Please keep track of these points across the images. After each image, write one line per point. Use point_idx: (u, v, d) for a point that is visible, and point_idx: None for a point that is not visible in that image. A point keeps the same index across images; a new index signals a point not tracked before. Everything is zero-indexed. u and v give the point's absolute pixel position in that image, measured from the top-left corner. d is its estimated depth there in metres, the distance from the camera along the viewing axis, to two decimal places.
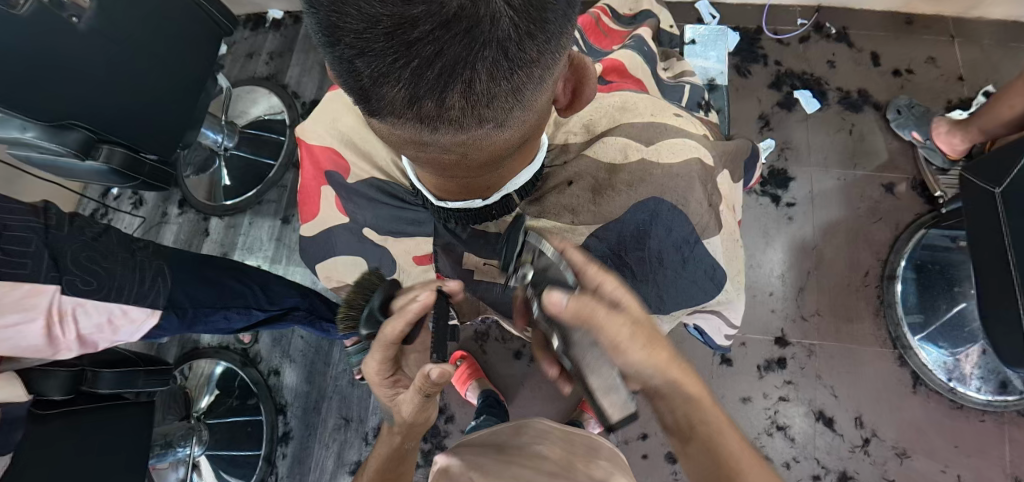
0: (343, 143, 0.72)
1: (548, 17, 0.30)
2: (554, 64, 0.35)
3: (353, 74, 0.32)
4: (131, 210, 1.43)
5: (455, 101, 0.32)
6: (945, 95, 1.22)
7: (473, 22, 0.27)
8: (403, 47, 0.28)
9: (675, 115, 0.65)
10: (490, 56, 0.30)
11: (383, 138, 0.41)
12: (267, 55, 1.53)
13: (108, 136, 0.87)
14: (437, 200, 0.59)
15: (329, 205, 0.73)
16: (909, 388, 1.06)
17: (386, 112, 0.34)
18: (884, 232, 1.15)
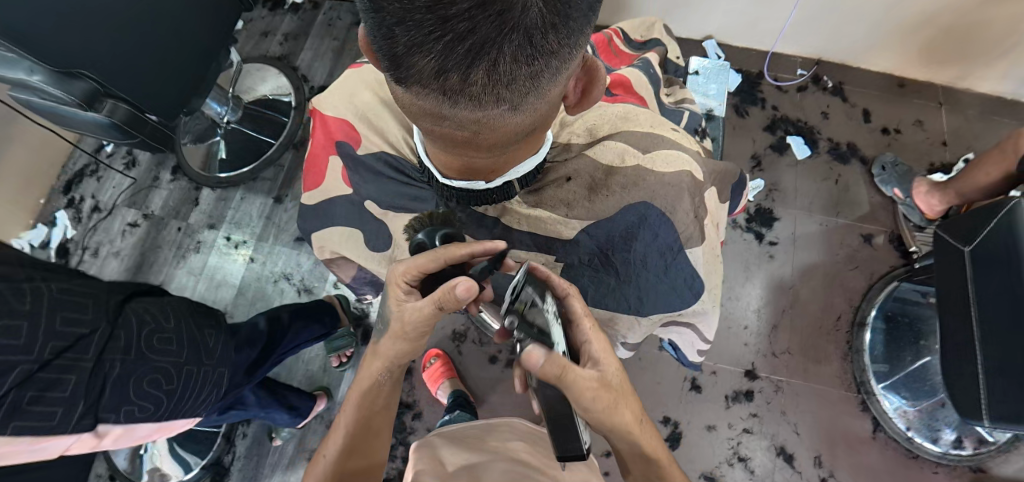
0: (357, 117, 0.73)
1: (572, 13, 0.33)
2: (572, 59, 0.38)
3: (387, 40, 0.34)
4: (123, 170, 1.41)
5: (478, 77, 0.34)
6: (928, 157, 1.28)
7: (506, 6, 0.30)
8: (440, 21, 0.31)
9: (672, 130, 0.68)
10: (517, 41, 0.32)
11: (403, 108, 0.43)
12: (282, 36, 1.54)
13: (113, 91, 0.89)
14: (443, 178, 0.61)
15: (335, 176, 0.74)
16: (869, 433, 1.10)
17: (413, 81, 0.36)
18: (859, 280, 1.20)
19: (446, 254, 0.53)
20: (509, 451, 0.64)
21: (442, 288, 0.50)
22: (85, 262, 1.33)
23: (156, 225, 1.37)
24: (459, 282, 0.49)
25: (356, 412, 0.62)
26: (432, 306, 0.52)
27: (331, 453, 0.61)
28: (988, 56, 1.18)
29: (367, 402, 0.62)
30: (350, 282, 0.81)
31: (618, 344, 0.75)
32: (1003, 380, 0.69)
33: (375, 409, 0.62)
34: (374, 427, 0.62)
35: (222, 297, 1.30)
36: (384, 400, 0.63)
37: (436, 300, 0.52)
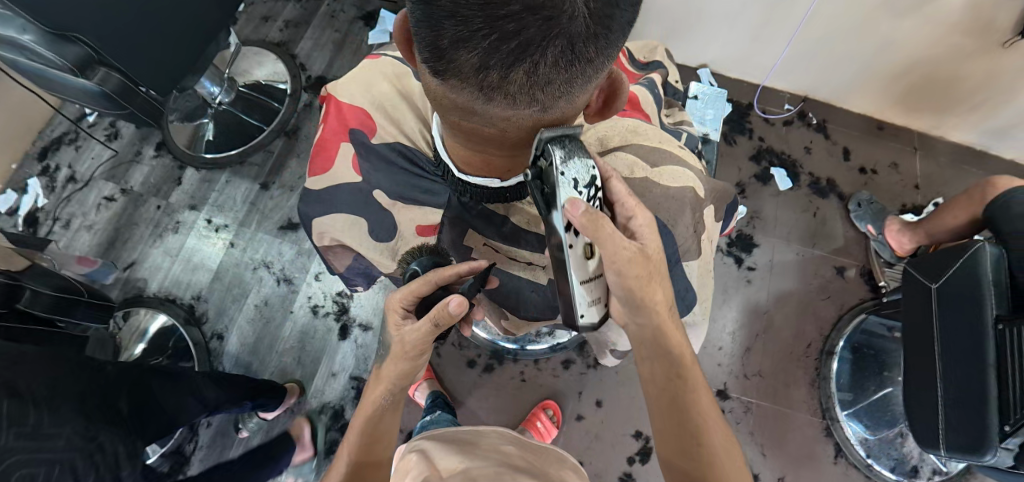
0: (373, 106, 0.73)
1: (610, 25, 0.35)
2: (602, 69, 0.40)
3: (432, 31, 0.35)
4: (104, 141, 1.37)
5: (518, 77, 0.36)
6: (901, 198, 1.35)
7: (555, 12, 0.32)
8: (491, 20, 0.32)
9: (678, 147, 0.71)
10: (559, 46, 0.34)
11: (433, 100, 0.44)
12: (282, 22, 1.53)
13: (108, 60, 0.87)
14: (458, 172, 0.63)
15: (345, 162, 0.73)
16: (831, 458, 1.14)
17: (451, 75, 0.37)
18: (830, 309, 1.25)
19: (436, 276, 0.56)
20: (504, 457, 0.59)
21: (436, 305, 0.53)
22: (54, 233, 1.28)
23: (134, 201, 1.33)
24: (451, 298, 0.52)
25: (359, 436, 0.59)
26: (429, 324, 0.55)
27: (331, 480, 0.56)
28: (960, 108, 1.26)
29: (370, 424, 0.59)
30: (343, 272, 0.79)
31: (608, 350, 0.82)
32: (960, 410, 0.74)
33: (380, 432, 0.59)
34: (377, 452, 0.58)
35: (197, 281, 1.26)
36: (388, 423, 0.60)
37: (431, 319, 0.54)
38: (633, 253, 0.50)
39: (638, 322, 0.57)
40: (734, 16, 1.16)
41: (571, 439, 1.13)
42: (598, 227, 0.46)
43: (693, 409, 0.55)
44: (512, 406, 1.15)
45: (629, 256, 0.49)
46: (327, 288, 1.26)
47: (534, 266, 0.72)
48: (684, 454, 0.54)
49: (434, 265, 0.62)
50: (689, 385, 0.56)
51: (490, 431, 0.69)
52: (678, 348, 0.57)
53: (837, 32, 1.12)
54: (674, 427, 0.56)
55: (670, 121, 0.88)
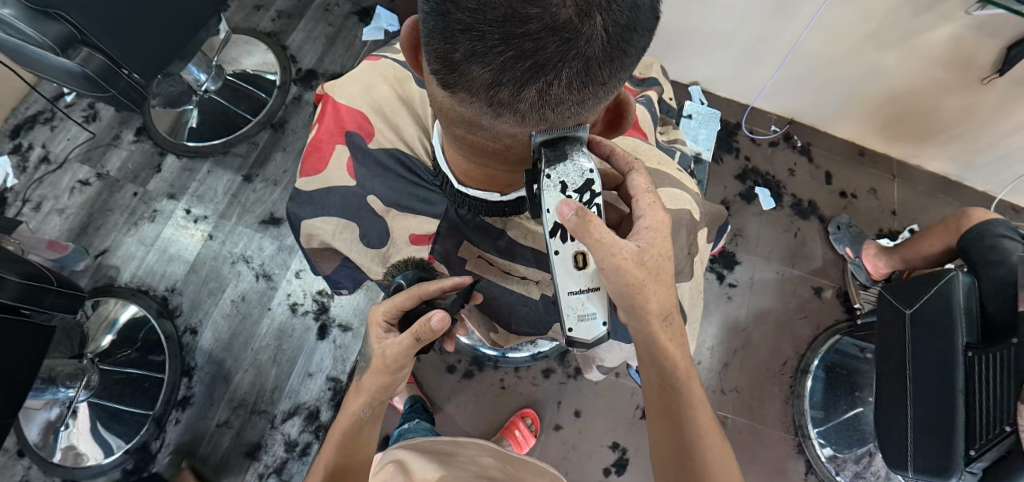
0: (371, 110, 0.73)
1: (625, 50, 0.35)
2: (613, 91, 0.40)
3: (446, 43, 0.35)
4: (81, 123, 1.32)
5: (529, 95, 0.36)
6: (878, 224, 1.39)
7: (573, 35, 0.32)
8: (508, 38, 0.32)
9: (674, 169, 0.73)
10: (575, 68, 0.34)
11: (439, 110, 0.44)
12: (275, 12, 1.50)
13: (93, 41, 0.85)
14: (458, 185, 0.64)
15: (339, 165, 0.72)
16: (802, 474, 1.16)
17: (462, 89, 0.37)
18: (806, 329, 1.27)
19: (420, 291, 0.55)
20: (480, 470, 0.59)
21: (418, 320, 0.52)
22: (23, 215, 1.23)
23: (110, 187, 1.28)
24: (433, 314, 0.51)
25: (338, 443, 0.57)
26: (410, 339, 0.54)
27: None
28: (937, 138, 1.30)
29: (350, 433, 0.58)
30: (328, 275, 0.77)
31: (594, 365, 0.82)
32: (930, 435, 0.76)
33: (360, 443, 0.58)
34: (357, 464, 0.56)
35: (172, 272, 1.22)
36: (369, 434, 0.59)
37: (413, 334, 0.53)
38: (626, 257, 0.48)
39: (633, 327, 0.56)
40: (727, 37, 1.19)
41: (548, 448, 1.12)
42: (590, 229, 0.45)
43: (685, 422, 0.55)
44: (492, 413, 1.14)
45: (624, 261, 0.48)
46: (307, 286, 1.24)
47: (527, 280, 0.72)
48: (676, 464, 0.55)
49: (419, 280, 0.62)
50: (683, 397, 0.56)
51: (469, 443, 0.71)
52: (673, 359, 0.56)
53: (827, 58, 1.15)
54: (668, 437, 0.56)
55: (664, 138, 0.89)
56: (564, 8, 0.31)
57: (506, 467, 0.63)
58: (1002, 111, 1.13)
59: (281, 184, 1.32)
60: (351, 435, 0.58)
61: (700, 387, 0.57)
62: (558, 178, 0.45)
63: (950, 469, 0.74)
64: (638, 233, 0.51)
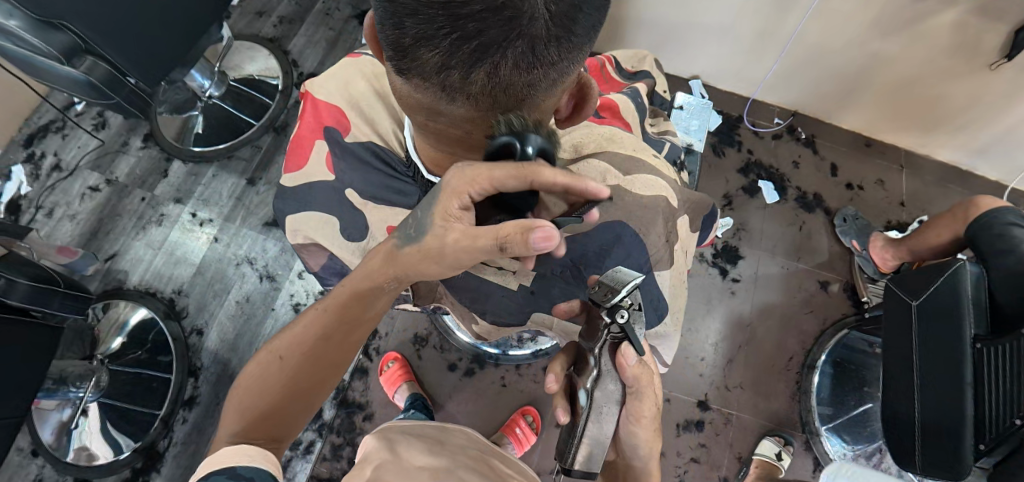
0: (349, 105, 0.74)
1: (574, 28, 0.35)
2: (568, 72, 0.41)
3: (396, 29, 0.36)
4: (91, 131, 1.36)
5: (479, 77, 0.36)
6: (886, 215, 1.36)
7: (515, 13, 0.32)
8: (451, 19, 0.33)
9: (652, 156, 0.73)
10: (521, 47, 0.34)
11: (400, 98, 0.45)
12: (276, 18, 1.52)
13: (96, 50, 0.88)
14: (430, 175, 0.65)
15: (319, 160, 0.73)
16: (810, 472, 1.14)
17: (416, 73, 0.38)
18: (813, 324, 1.25)
19: (536, 178, 0.42)
20: (469, 462, 0.58)
21: (516, 221, 0.41)
22: (37, 221, 1.27)
23: (119, 192, 1.31)
24: (539, 227, 0.39)
25: (335, 315, 0.54)
26: (493, 243, 0.43)
27: (293, 354, 0.53)
28: (945, 127, 1.28)
29: (348, 307, 0.54)
30: (317, 271, 0.76)
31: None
32: (934, 427, 0.75)
33: (349, 327, 0.55)
34: (344, 338, 0.55)
35: (179, 275, 1.25)
36: (371, 308, 0.55)
37: (501, 235, 0.42)
38: (655, 412, 0.56)
39: (635, 462, 0.61)
40: (723, 28, 1.18)
41: (550, 446, 1.12)
42: (645, 389, 0.54)
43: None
44: (493, 411, 1.14)
45: (651, 413, 0.56)
46: (309, 287, 1.25)
47: (504, 271, 0.73)
48: None
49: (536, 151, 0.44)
50: None
51: (457, 432, 0.71)
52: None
53: (824, 46, 1.14)
54: None
55: (654, 130, 0.88)
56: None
57: (490, 461, 0.62)
58: (1012, 97, 1.10)
59: None
60: (336, 322, 0.54)
61: None
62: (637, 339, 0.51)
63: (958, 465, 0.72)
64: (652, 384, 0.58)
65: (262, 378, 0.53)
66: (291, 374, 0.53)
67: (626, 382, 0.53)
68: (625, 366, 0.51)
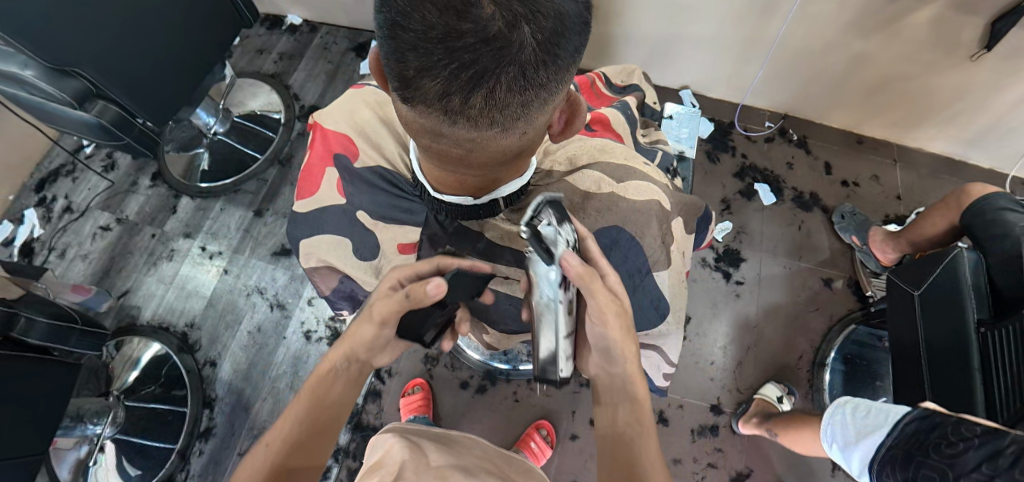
0: (357, 132, 0.77)
1: (559, 53, 0.39)
2: (559, 93, 0.44)
3: (400, 63, 0.39)
4: (100, 172, 1.40)
5: (477, 102, 0.40)
6: (883, 210, 1.38)
7: (505, 43, 0.36)
8: (449, 52, 0.37)
9: (642, 164, 0.75)
10: (512, 73, 0.38)
11: (405, 123, 0.48)
12: (276, 55, 1.59)
13: (106, 94, 0.91)
14: (434, 192, 0.67)
15: (330, 186, 0.76)
16: (829, 471, 1.13)
17: (419, 102, 0.41)
18: (819, 321, 1.26)
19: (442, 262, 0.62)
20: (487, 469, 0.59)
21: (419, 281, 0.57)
22: (50, 263, 1.30)
23: (129, 230, 1.35)
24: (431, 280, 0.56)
25: (313, 398, 0.60)
26: (403, 295, 0.57)
27: (278, 441, 0.56)
28: (933, 120, 1.30)
29: (322, 391, 0.61)
30: (327, 295, 0.81)
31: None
32: None
33: (325, 408, 0.60)
34: (323, 419, 0.59)
35: (191, 308, 1.27)
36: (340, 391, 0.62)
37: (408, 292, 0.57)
38: (620, 308, 0.55)
39: (614, 372, 0.61)
40: (706, 39, 1.22)
41: (567, 460, 1.11)
42: (587, 285, 0.51)
43: (635, 452, 0.56)
44: (507, 427, 1.14)
45: (615, 310, 0.54)
46: (319, 313, 1.26)
47: (510, 280, 0.75)
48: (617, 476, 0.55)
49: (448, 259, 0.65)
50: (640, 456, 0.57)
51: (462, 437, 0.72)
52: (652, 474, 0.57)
53: (806, 49, 1.18)
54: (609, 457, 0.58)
55: (647, 140, 0.91)
56: (494, 22, 0.35)
57: (498, 462, 0.65)
58: (996, 87, 1.13)
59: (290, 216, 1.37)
60: (313, 406, 0.59)
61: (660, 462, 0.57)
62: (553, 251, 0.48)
63: (964, 412, 0.71)
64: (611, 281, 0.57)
65: (252, 468, 0.54)
66: (280, 456, 0.55)
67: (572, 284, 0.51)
68: (567, 265, 0.49)
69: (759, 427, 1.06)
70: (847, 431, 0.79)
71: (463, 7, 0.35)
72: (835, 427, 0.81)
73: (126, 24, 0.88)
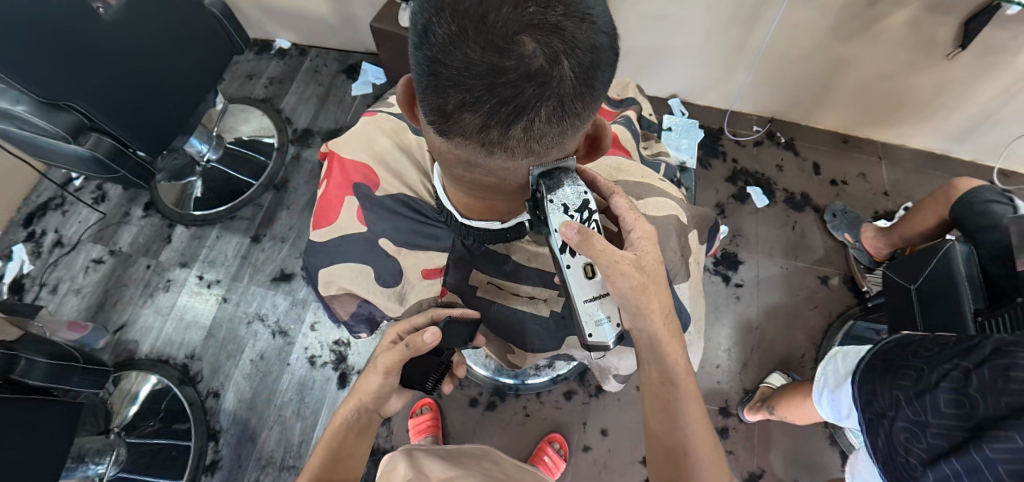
0: (376, 161, 0.78)
1: (593, 84, 0.41)
2: (589, 120, 0.46)
3: (438, 98, 0.41)
4: (91, 204, 1.38)
5: (516, 133, 0.41)
6: (872, 206, 1.41)
7: (546, 78, 0.38)
8: (492, 88, 0.38)
9: (659, 180, 0.79)
10: (551, 105, 0.40)
11: (438, 153, 0.50)
12: (266, 79, 1.59)
13: (100, 125, 0.90)
14: (462, 219, 0.69)
15: (350, 214, 0.76)
16: (839, 467, 1.13)
17: (456, 134, 0.43)
18: (819, 319, 1.28)
19: (435, 311, 0.69)
20: None
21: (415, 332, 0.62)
22: (41, 299, 1.27)
23: (123, 262, 1.33)
24: (427, 330, 0.61)
25: (327, 442, 0.64)
26: (402, 346, 0.62)
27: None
28: (914, 118, 1.35)
29: (339, 439, 0.63)
30: (345, 319, 0.79)
31: (611, 375, 0.85)
32: None
33: (345, 449, 0.63)
34: (339, 460, 0.62)
35: (190, 339, 1.25)
36: (360, 443, 0.64)
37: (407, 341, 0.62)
38: (636, 266, 0.54)
39: (637, 327, 0.59)
40: (694, 50, 1.25)
41: (581, 473, 1.10)
42: (592, 247, 0.51)
43: (680, 418, 0.58)
44: (519, 442, 1.13)
45: (629, 265, 0.53)
46: (323, 338, 1.25)
47: (535, 300, 0.77)
48: (669, 458, 0.58)
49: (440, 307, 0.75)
50: (684, 445, 0.58)
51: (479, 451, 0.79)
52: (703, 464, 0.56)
53: (791, 56, 1.21)
54: (660, 443, 0.60)
55: (648, 152, 0.94)
56: (536, 59, 0.37)
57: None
58: (972, 83, 1.17)
59: (288, 241, 1.36)
60: (331, 454, 0.62)
61: (711, 445, 0.58)
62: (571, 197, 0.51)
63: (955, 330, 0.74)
64: (634, 242, 0.57)
65: None
66: None
67: (580, 250, 0.52)
68: (567, 235, 0.50)
69: (762, 411, 1.10)
70: (834, 370, 0.82)
71: (506, 45, 0.37)
72: (827, 374, 0.83)
73: (119, 53, 0.88)
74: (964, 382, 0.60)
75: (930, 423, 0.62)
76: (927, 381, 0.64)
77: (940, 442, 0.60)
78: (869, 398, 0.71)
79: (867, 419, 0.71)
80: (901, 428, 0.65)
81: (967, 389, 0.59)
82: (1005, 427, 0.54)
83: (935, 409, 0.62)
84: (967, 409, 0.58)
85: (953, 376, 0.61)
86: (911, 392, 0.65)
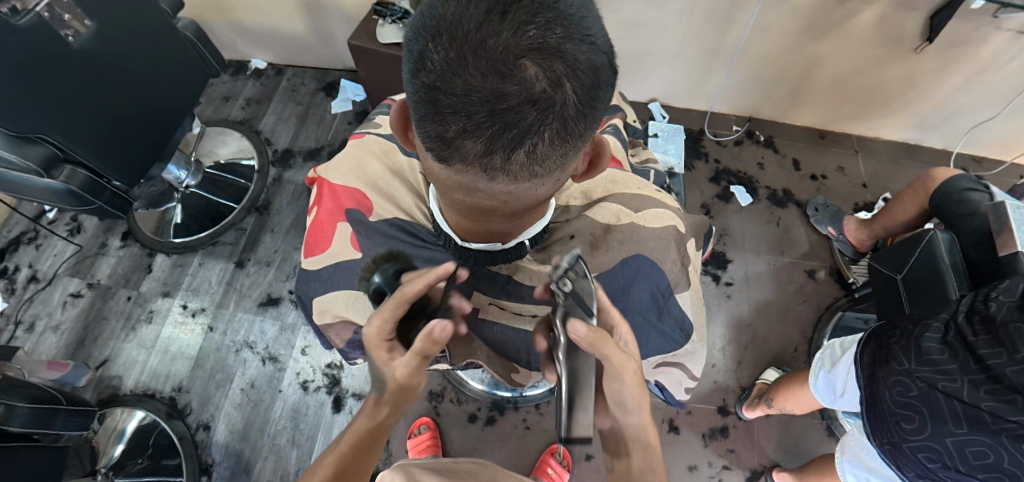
0: (368, 186, 0.78)
1: (594, 103, 0.41)
2: (589, 139, 0.46)
3: (439, 125, 0.41)
4: (66, 237, 1.34)
5: (520, 158, 0.41)
6: (852, 199, 1.44)
7: (549, 103, 0.38)
8: (494, 113, 0.38)
9: (655, 191, 0.81)
10: (554, 127, 0.40)
11: (436, 179, 0.50)
12: (243, 101, 1.57)
13: (74, 156, 0.87)
14: (460, 240, 0.70)
15: (344, 240, 0.75)
16: None
17: (458, 159, 0.43)
18: (809, 312, 1.30)
19: (406, 293, 0.55)
20: None
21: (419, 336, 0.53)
22: (16, 338, 1.22)
23: (102, 295, 1.28)
24: (435, 328, 0.52)
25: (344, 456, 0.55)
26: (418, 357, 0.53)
27: None
28: (886, 111, 1.39)
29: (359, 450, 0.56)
30: (340, 346, 0.78)
31: None
32: None
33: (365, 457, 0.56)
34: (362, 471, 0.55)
35: (176, 371, 1.21)
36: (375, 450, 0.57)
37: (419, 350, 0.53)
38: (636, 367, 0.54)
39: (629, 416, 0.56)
40: (673, 54, 1.27)
41: None
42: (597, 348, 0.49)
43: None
44: (521, 456, 1.12)
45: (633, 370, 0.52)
46: (315, 361, 1.22)
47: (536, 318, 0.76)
48: None
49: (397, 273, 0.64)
50: None
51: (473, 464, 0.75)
52: None
53: (766, 56, 1.24)
54: None
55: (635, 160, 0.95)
56: (538, 82, 0.37)
57: None
58: (940, 75, 1.21)
59: (274, 264, 1.34)
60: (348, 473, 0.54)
61: None
62: (581, 305, 0.51)
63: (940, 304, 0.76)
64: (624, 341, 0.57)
65: None
66: None
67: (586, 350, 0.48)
68: (579, 337, 0.48)
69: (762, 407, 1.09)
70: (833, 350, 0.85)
71: (507, 70, 0.36)
72: (824, 356, 0.87)
73: (90, 82, 0.85)
74: (946, 332, 0.64)
75: (914, 369, 0.66)
76: (914, 334, 0.68)
77: (926, 385, 0.64)
78: (869, 360, 0.74)
79: (869, 395, 0.72)
80: (894, 381, 0.68)
81: (950, 338, 0.63)
82: (986, 358, 0.58)
83: (920, 354, 0.66)
84: (951, 355, 0.62)
85: (935, 328, 0.66)
86: (900, 346, 0.69)
